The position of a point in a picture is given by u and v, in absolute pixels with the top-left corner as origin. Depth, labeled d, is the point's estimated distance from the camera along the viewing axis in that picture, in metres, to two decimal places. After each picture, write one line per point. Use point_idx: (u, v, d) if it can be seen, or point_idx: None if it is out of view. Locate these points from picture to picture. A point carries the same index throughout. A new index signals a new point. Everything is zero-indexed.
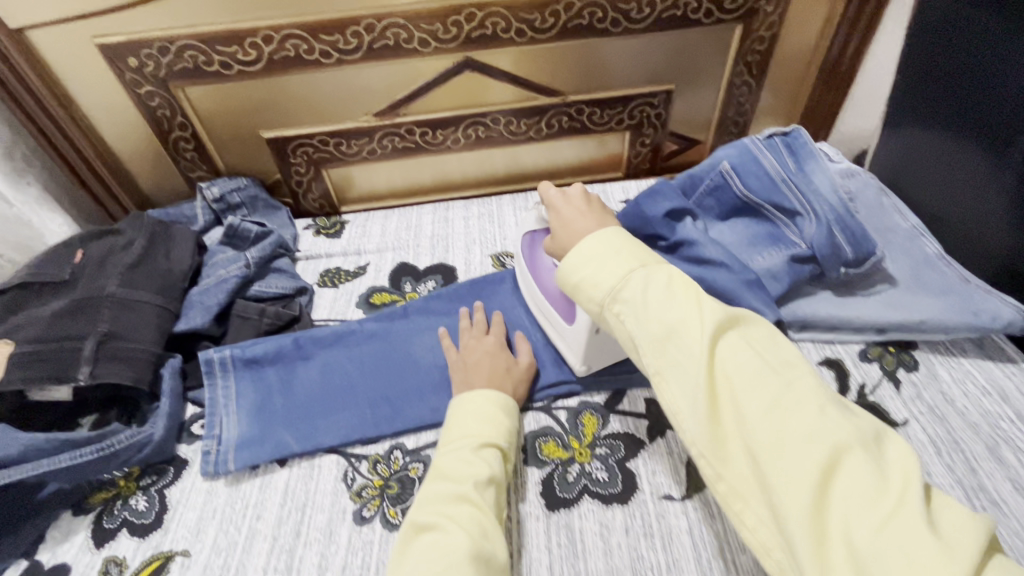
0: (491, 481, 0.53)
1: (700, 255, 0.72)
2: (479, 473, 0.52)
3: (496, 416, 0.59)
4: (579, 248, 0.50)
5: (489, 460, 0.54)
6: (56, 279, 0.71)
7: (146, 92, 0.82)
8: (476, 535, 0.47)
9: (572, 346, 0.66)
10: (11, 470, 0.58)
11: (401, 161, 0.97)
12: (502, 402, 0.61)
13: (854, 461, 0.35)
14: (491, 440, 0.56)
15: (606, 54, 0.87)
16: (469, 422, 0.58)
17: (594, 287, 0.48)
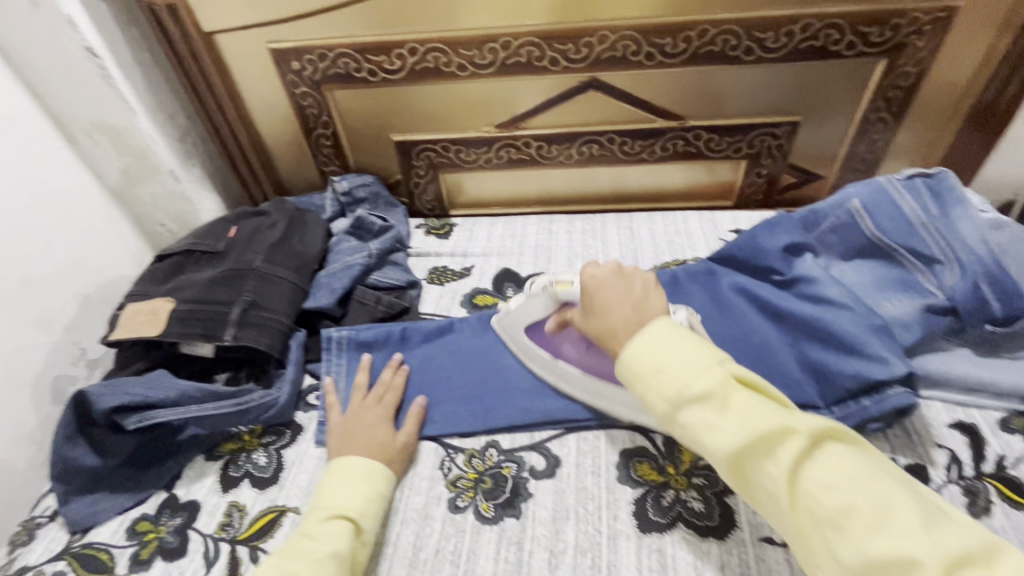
0: (336, 554, 0.53)
1: (818, 294, 0.70)
2: (320, 551, 0.53)
3: (355, 486, 0.59)
4: (645, 336, 0.50)
5: (331, 534, 0.55)
6: (212, 250, 0.81)
7: (301, 92, 0.92)
8: None
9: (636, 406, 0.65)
10: (168, 410, 0.66)
11: (512, 172, 1.01)
12: (362, 464, 0.61)
13: (832, 460, 0.43)
14: (343, 511, 0.57)
15: (733, 81, 0.86)
16: (334, 491, 0.59)
17: (635, 357, 0.50)
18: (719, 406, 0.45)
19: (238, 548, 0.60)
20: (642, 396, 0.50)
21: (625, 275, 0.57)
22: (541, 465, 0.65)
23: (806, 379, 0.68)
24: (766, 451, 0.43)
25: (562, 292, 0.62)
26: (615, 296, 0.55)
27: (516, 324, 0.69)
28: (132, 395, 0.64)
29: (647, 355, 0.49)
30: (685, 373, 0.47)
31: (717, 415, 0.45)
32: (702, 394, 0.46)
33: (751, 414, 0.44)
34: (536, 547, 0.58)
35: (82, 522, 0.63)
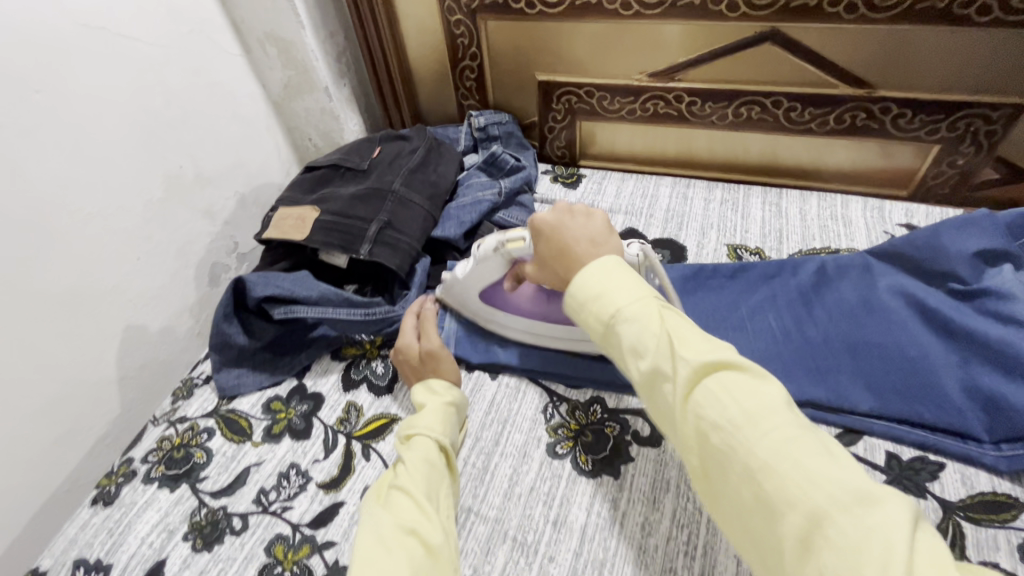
0: (423, 463, 0.54)
1: (1010, 313, 0.58)
2: (412, 464, 0.53)
3: (426, 410, 0.59)
4: (601, 273, 0.46)
5: (416, 450, 0.55)
6: (356, 168, 0.85)
7: (456, 20, 0.92)
8: (399, 520, 0.48)
9: None
10: (308, 308, 0.72)
11: (653, 127, 0.94)
12: (436, 390, 0.62)
13: (779, 441, 0.35)
14: (421, 428, 0.57)
15: (951, 47, 0.72)
16: (413, 417, 0.59)
17: (576, 285, 0.47)
18: (651, 330, 0.42)
19: (353, 443, 0.66)
20: (570, 307, 0.47)
21: (570, 220, 0.54)
22: (646, 431, 0.63)
23: (970, 407, 0.58)
24: (716, 399, 0.38)
25: (513, 248, 0.59)
26: (572, 236, 0.52)
27: (470, 290, 0.69)
28: (281, 289, 0.71)
29: (593, 292, 0.45)
30: (617, 290, 0.44)
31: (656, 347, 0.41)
32: (630, 317, 0.43)
33: (690, 346, 0.40)
34: (632, 508, 0.57)
35: (229, 390, 0.72)
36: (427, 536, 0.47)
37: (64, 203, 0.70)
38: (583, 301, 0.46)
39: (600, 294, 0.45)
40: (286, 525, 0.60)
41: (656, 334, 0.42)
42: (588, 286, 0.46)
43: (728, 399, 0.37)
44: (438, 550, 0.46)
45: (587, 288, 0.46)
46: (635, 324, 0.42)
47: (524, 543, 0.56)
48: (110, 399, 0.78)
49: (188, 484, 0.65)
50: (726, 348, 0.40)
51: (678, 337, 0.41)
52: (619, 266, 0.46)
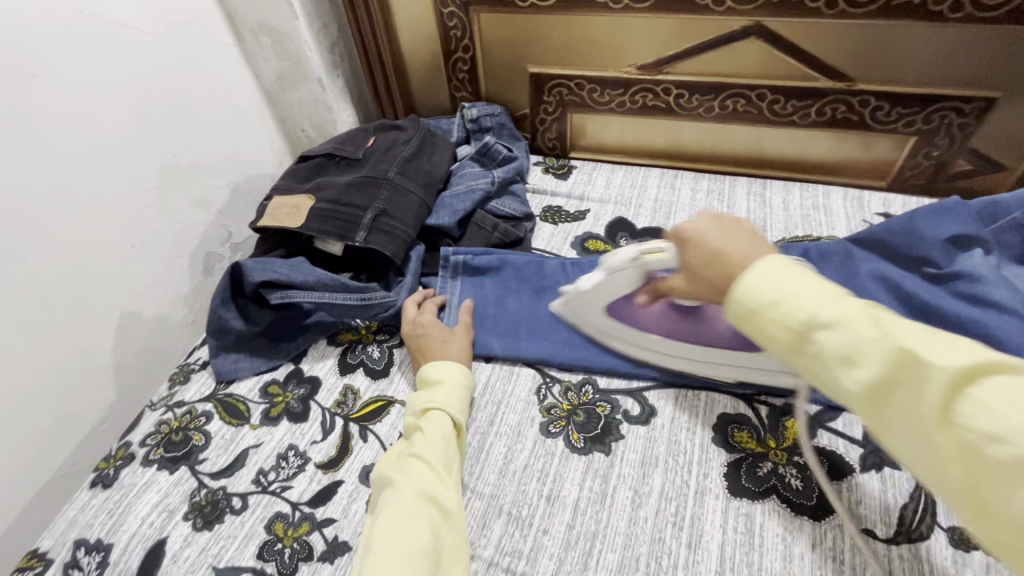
0: (440, 435, 0.56)
1: (980, 295, 0.61)
2: (428, 435, 0.56)
3: (441, 384, 0.62)
4: (759, 276, 0.41)
5: (432, 423, 0.57)
6: (351, 157, 0.86)
7: (449, 12, 0.93)
8: (420, 488, 0.51)
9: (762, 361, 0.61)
10: (304, 293, 0.73)
11: (642, 120, 0.97)
12: (447, 369, 0.64)
13: None
14: (436, 403, 0.59)
15: (926, 42, 0.75)
16: (428, 391, 0.61)
17: (754, 287, 0.41)
18: (861, 334, 0.36)
19: (350, 424, 0.67)
20: (738, 312, 0.42)
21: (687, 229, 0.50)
22: (636, 411, 0.65)
23: None
24: (974, 405, 0.31)
25: (652, 260, 0.56)
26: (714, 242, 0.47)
27: (591, 303, 0.66)
28: (278, 275, 0.72)
29: (776, 294, 0.39)
30: (803, 293, 0.39)
31: (875, 351, 0.35)
32: (830, 320, 0.37)
33: (921, 346, 0.34)
34: (622, 483, 0.59)
35: (226, 374, 0.73)
36: (446, 502, 0.50)
37: (60, 189, 0.70)
38: (759, 307, 0.40)
39: (787, 294, 0.39)
40: (286, 503, 0.61)
41: (862, 338, 0.36)
42: (766, 289, 0.40)
43: (992, 405, 0.30)
44: (453, 516, 0.50)
45: (760, 298, 0.40)
46: (846, 329, 0.36)
47: (519, 517, 0.58)
48: (105, 385, 0.79)
49: (187, 466, 0.66)
50: (976, 349, 0.33)
51: (904, 339, 0.34)
52: (789, 265, 0.41)
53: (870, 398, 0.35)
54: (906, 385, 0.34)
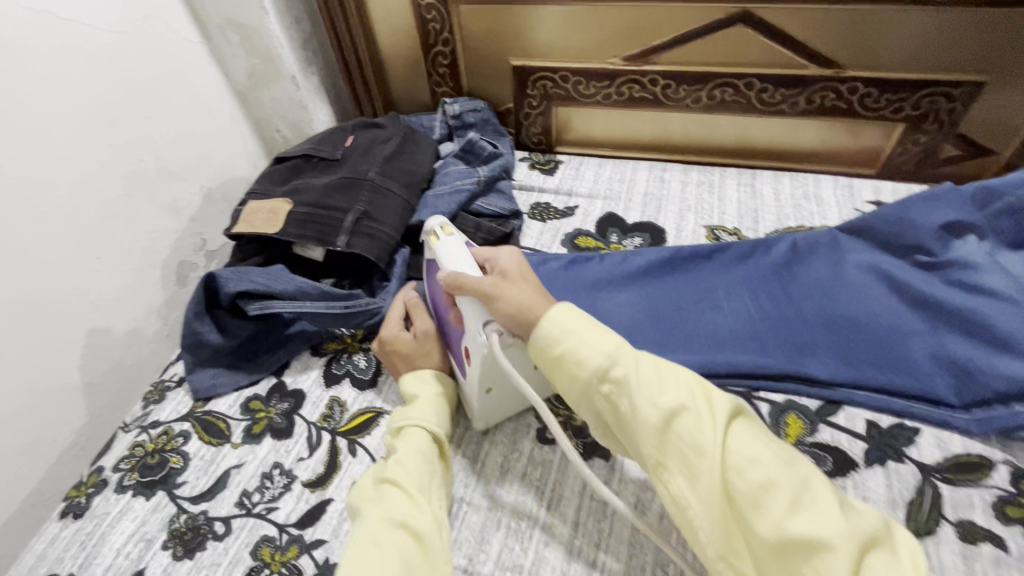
0: (417, 454, 0.53)
1: (975, 283, 0.61)
2: (402, 454, 0.53)
3: (419, 401, 0.59)
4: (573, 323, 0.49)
5: (408, 441, 0.54)
6: (329, 158, 0.82)
7: (427, 4, 0.90)
8: (389, 511, 0.48)
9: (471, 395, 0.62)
10: (283, 302, 0.70)
11: (629, 112, 0.94)
12: (423, 382, 0.61)
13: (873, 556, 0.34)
14: (411, 419, 0.56)
15: (913, 26, 0.74)
16: (404, 408, 0.59)
17: (587, 359, 0.47)
18: (701, 420, 0.41)
19: (338, 439, 0.64)
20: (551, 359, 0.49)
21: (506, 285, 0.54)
22: None
23: (937, 372, 0.61)
24: (761, 473, 0.38)
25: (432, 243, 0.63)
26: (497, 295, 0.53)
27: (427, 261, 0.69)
28: (255, 284, 0.69)
29: (661, 381, 0.44)
30: (668, 381, 0.44)
31: (710, 432, 0.40)
32: (671, 408, 0.42)
33: (756, 449, 0.40)
34: (624, 488, 0.57)
35: (204, 391, 0.69)
36: (417, 525, 0.47)
37: (16, 201, 0.66)
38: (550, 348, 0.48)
39: (671, 404, 0.42)
40: (272, 526, 0.58)
41: (651, 380, 0.44)
42: (661, 398, 0.43)
43: (755, 479, 0.38)
44: (428, 540, 0.47)
45: (551, 333, 0.48)
46: (707, 422, 0.41)
47: (519, 530, 0.56)
48: (75, 407, 0.74)
49: (165, 491, 0.62)
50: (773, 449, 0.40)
51: (751, 447, 0.40)
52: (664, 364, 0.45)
53: (726, 502, 0.39)
54: (748, 470, 0.38)
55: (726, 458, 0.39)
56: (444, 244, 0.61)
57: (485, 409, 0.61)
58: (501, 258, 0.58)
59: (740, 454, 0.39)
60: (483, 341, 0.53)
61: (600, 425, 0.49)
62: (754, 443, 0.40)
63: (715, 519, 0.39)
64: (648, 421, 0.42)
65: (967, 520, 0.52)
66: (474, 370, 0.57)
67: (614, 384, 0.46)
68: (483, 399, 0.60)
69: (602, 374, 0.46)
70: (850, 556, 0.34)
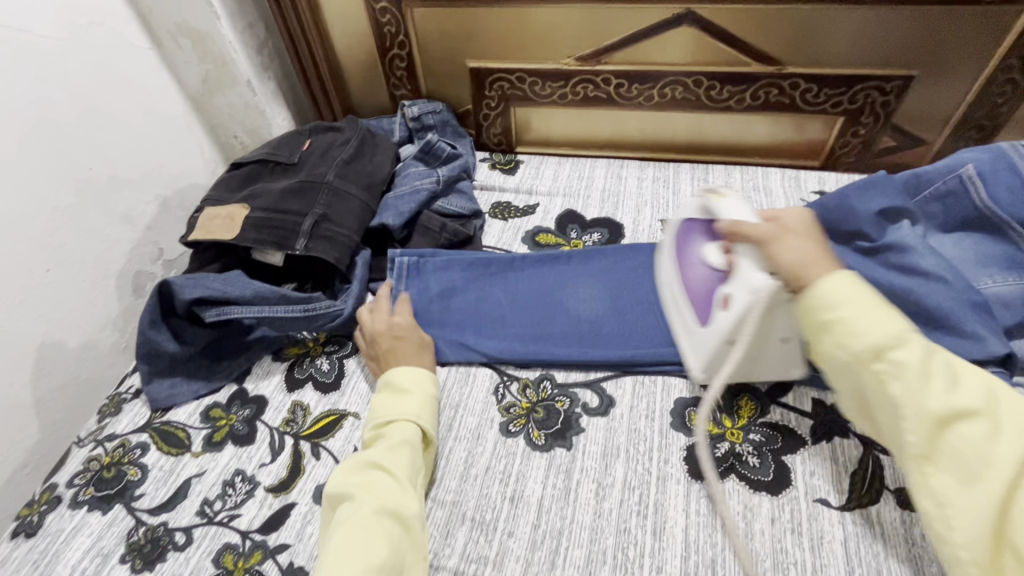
0: (406, 447, 0.55)
1: (911, 264, 0.64)
2: (393, 447, 0.55)
3: (408, 394, 0.60)
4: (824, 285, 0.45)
5: (399, 432, 0.56)
6: (286, 162, 0.82)
7: (381, 7, 0.90)
8: (382, 501, 0.50)
9: (696, 350, 0.59)
10: (242, 308, 0.69)
11: (586, 111, 0.97)
12: (416, 378, 0.62)
13: None
14: (403, 414, 0.58)
15: (846, 24, 0.78)
16: (393, 399, 0.60)
17: (871, 333, 0.43)
18: (987, 427, 0.39)
19: (301, 443, 0.64)
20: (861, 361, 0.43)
21: (781, 240, 0.49)
22: (595, 402, 0.65)
23: None
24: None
25: (711, 202, 0.60)
26: (776, 258, 0.49)
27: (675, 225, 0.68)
28: (212, 290, 0.68)
29: (923, 387, 0.41)
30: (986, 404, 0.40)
31: (989, 433, 0.39)
32: (962, 412, 0.40)
33: None
34: (586, 476, 0.59)
35: (162, 402, 0.68)
36: (406, 517, 0.50)
37: None
38: (829, 326, 0.45)
39: (962, 406, 0.40)
40: (235, 533, 0.57)
41: (941, 374, 0.42)
42: (946, 400, 0.40)
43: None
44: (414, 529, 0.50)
45: (825, 299, 0.45)
46: (989, 427, 0.39)
47: (483, 522, 0.56)
48: (25, 425, 0.72)
49: (123, 504, 0.61)
50: None
51: None
52: (953, 365, 0.42)
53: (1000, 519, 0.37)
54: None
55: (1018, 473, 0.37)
56: (724, 202, 0.58)
57: (714, 358, 0.56)
58: (783, 215, 0.52)
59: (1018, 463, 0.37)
60: (750, 292, 0.50)
61: (853, 403, 0.47)
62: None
63: (982, 524, 0.37)
64: (920, 411, 0.41)
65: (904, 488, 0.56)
66: (726, 319, 0.53)
67: (888, 364, 0.43)
68: (715, 347, 0.55)
69: (869, 359, 0.42)
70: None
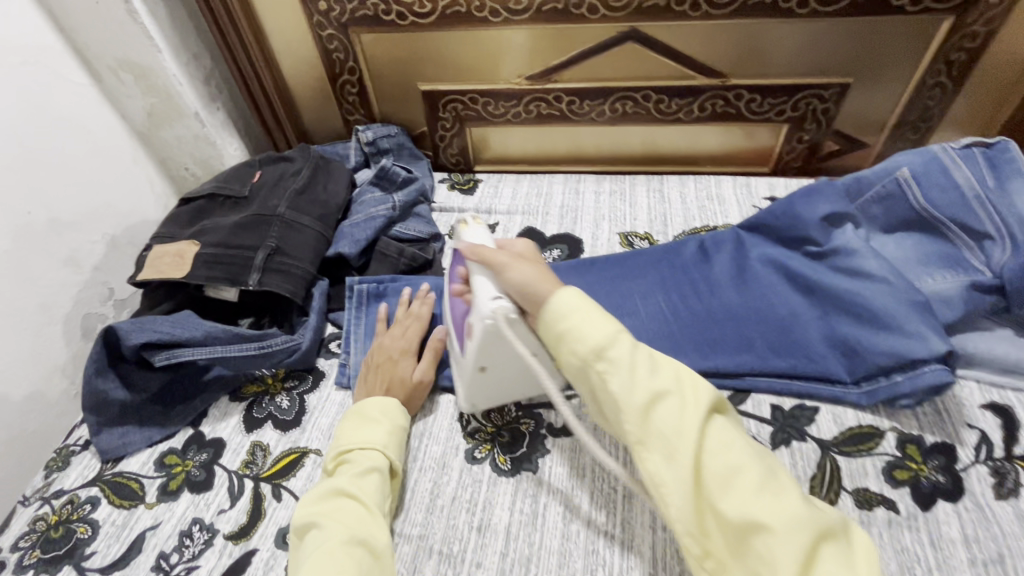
0: (374, 475, 0.55)
1: (855, 267, 0.67)
2: (359, 475, 0.54)
3: (375, 422, 0.60)
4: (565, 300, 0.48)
5: (364, 460, 0.56)
6: (236, 195, 0.80)
7: (328, 34, 0.90)
8: (350, 529, 0.50)
9: (461, 378, 0.63)
10: (193, 349, 0.67)
11: (541, 129, 0.97)
12: (386, 406, 0.62)
13: (825, 549, 0.38)
14: (369, 443, 0.57)
15: (783, 37, 0.81)
16: (358, 428, 0.59)
17: (586, 337, 0.46)
18: (676, 404, 0.44)
19: (261, 485, 0.62)
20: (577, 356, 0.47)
21: (507, 268, 0.53)
22: (559, 422, 0.65)
23: (832, 353, 0.65)
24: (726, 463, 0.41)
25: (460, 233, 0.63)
26: (506, 286, 0.52)
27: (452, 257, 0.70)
28: (160, 333, 0.66)
29: (641, 375, 0.44)
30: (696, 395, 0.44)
31: (682, 412, 0.43)
32: (657, 394, 0.44)
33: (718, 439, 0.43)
34: (552, 499, 0.58)
35: (113, 452, 0.65)
36: (375, 545, 0.50)
37: None
38: (557, 328, 0.48)
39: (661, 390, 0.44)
40: None
41: (644, 364, 0.45)
42: (646, 386, 0.44)
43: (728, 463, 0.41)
44: (383, 557, 0.50)
45: (563, 308, 0.48)
46: (690, 409, 0.43)
47: (450, 554, 0.55)
48: None
49: (72, 565, 0.58)
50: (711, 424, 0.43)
51: (725, 446, 0.42)
52: (656, 356, 0.47)
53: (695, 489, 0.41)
54: (727, 461, 0.41)
55: (704, 453, 0.42)
56: (471, 230, 0.62)
57: (474, 389, 0.62)
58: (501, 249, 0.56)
59: (663, 427, 0.43)
60: (482, 318, 0.53)
61: (591, 402, 0.49)
62: (730, 445, 0.43)
63: (686, 496, 0.41)
64: (632, 398, 0.44)
65: (861, 488, 0.57)
66: (472, 348, 0.57)
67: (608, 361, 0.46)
68: (470, 375, 0.60)
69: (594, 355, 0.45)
70: (802, 543, 0.37)
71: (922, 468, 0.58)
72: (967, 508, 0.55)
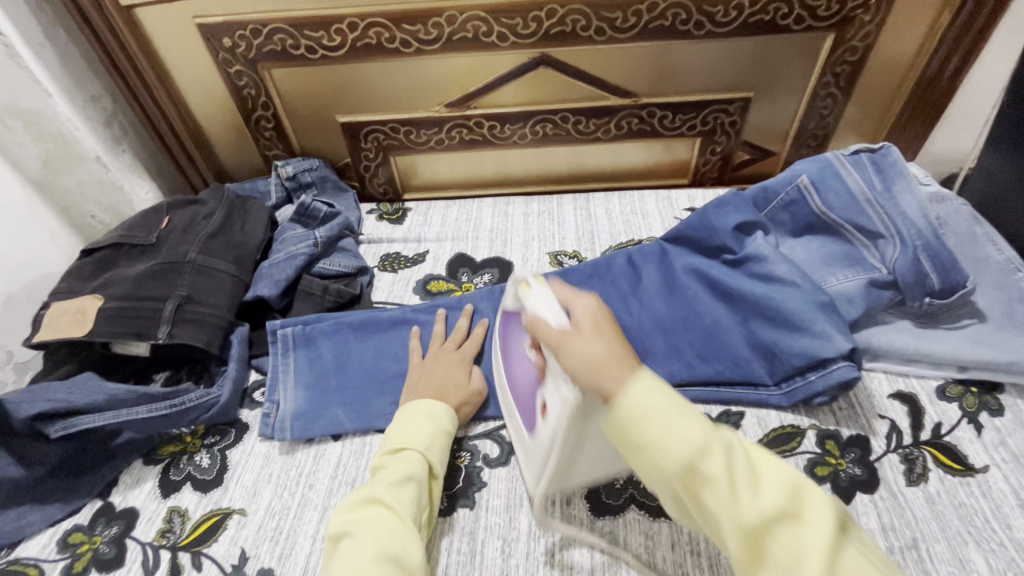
0: (412, 484, 0.53)
1: (766, 272, 0.69)
2: (399, 481, 0.53)
3: (423, 423, 0.59)
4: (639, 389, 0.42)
5: (408, 465, 0.54)
6: (143, 243, 0.76)
7: (235, 71, 0.87)
8: (385, 540, 0.48)
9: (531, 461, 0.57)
10: (96, 415, 0.62)
11: (466, 154, 0.98)
12: (430, 409, 0.61)
13: None
14: (409, 447, 0.56)
15: (685, 57, 0.85)
16: (402, 427, 0.59)
17: (668, 451, 0.39)
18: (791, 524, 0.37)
19: (179, 555, 0.58)
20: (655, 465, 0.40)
21: (572, 341, 0.46)
22: (495, 452, 0.64)
23: (754, 357, 0.67)
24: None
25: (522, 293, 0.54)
26: (572, 366, 0.45)
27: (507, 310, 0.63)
28: (54, 402, 0.60)
29: (736, 498, 0.38)
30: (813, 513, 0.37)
31: (794, 527, 0.37)
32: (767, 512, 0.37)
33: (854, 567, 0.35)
34: (490, 534, 0.57)
35: (7, 538, 0.59)
36: (407, 561, 0.47)
37: None
38: (636, 438, 0.41)
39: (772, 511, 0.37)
40: None
41: (744, 478, 0.38)
42: (756, 507, 0.37)
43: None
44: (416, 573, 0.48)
45: (637, 409, 0.41)
46: (808, 528, 0.36)
47: None
48: None
49: None
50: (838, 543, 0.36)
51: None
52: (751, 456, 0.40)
53: None
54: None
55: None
56: (535, 292, 0.52)
57: (558, 476, 0.54)
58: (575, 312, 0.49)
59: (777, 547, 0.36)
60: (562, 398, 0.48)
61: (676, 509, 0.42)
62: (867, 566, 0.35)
63: None
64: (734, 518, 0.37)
65: None
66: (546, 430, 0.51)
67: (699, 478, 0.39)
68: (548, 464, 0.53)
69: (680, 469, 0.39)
70: None
71: (840, 462, 0.61)
72: (882, 497, 0.58)
